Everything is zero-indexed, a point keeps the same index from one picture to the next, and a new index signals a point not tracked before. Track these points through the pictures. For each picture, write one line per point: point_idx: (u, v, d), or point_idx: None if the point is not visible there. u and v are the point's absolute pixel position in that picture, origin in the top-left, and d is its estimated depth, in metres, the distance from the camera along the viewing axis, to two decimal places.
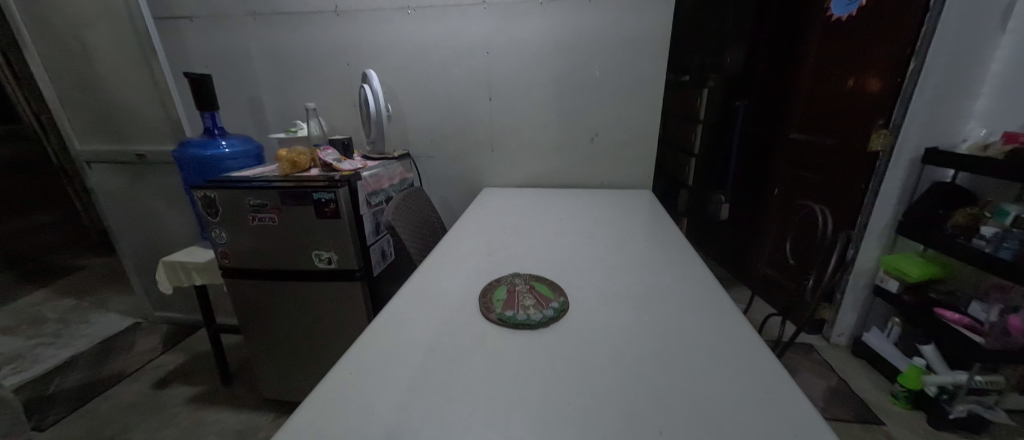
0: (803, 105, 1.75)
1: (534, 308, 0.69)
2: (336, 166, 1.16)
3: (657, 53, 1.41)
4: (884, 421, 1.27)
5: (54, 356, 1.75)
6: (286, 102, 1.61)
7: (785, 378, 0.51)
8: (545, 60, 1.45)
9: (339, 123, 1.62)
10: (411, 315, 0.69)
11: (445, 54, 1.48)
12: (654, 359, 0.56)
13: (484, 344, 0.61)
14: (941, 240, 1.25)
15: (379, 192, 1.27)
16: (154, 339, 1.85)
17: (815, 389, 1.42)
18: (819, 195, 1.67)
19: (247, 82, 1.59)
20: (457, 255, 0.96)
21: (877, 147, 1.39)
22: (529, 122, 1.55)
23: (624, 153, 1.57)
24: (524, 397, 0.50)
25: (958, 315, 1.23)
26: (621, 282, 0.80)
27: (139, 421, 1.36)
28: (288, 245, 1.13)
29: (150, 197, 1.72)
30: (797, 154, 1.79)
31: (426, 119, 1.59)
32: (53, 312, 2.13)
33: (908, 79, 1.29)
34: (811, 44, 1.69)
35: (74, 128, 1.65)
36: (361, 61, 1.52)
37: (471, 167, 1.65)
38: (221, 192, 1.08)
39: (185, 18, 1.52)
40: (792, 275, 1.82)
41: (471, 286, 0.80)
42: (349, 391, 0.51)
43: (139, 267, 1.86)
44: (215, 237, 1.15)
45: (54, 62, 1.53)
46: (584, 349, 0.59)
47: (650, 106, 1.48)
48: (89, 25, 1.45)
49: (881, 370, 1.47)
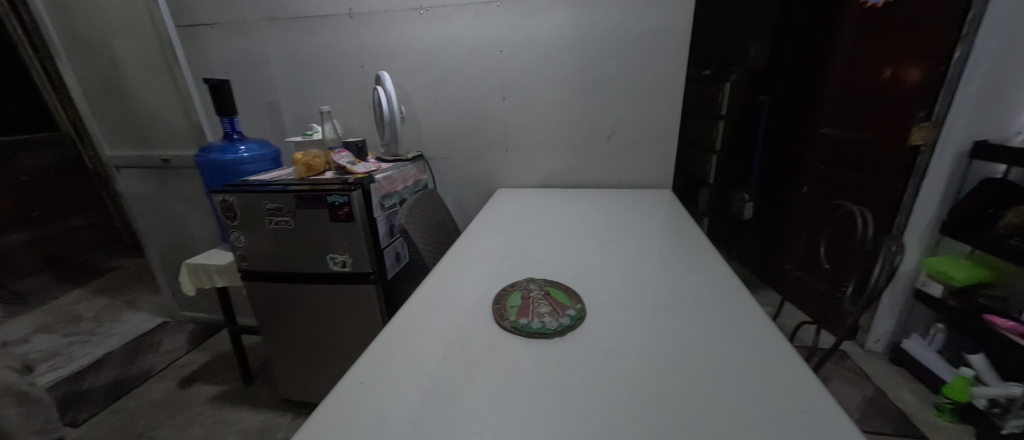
0: (834, 99, 1.65)
1: (549, 316, 0.66)
2: (350, 169, 1.16)
3: (676, 46, 1.35)
4: (927, 435, 1.18)
5: (88, 354, 1.83)
6: (302, 106, 1.62)
7: (824, 397, 0.47)
8: (560, 57, 1.42)
9: (354, 126, 1.63)
10: (424, 323, 0.68)
11: (456, 54, 1.46)
12: (679, 371, 0.53)
13: (500, 354, 0.59)
14: (990, 241, 1.16)
15: (393, 194, 1.26)
16: (180, 338, 1.92)
17: (849, 399, 1.33)
18: (852, 194, 1.57)
19: (265, 87, 1.61)
20: (472, 258, 0.94)
21: (918, 141, 1.30)
22: (544, 120, 1.52)
23: (642, 149, 1.52)
24: (541, 414, 0.47)
25: (1011, 322, 1.12)
26: (642, 287, 0.76)
27: (165, 418, 1.41)
28: (303, 249, 1.14)
29: (175, 201, 1.78)
30: (828, 149, 1.69)
31: (440, 120, 1.58)
32: (88, 311, 2.24)
33: (953, 67, 1.20)
34: (843, 32, 1.60)
35: (104, 135, 1.71)
36: (375, 63, 1.52)
37: (485, 168, 1.63)
38: (239, 197, 1.10)
39: (206, 25, 1.56)
40: (825, 279, 1.72)
41: (485, 292, 0.78)
42: (361, 403, 0.50)
43: (167, 268, 1.94)
44: (234, 239, 1.17)
45: (84, 72, 1.59)
46: (604, 359, 0.56)
47: (669, 101, 1.43)
48: (116, 34, 1.50)
49: (923, 379, 1.38)
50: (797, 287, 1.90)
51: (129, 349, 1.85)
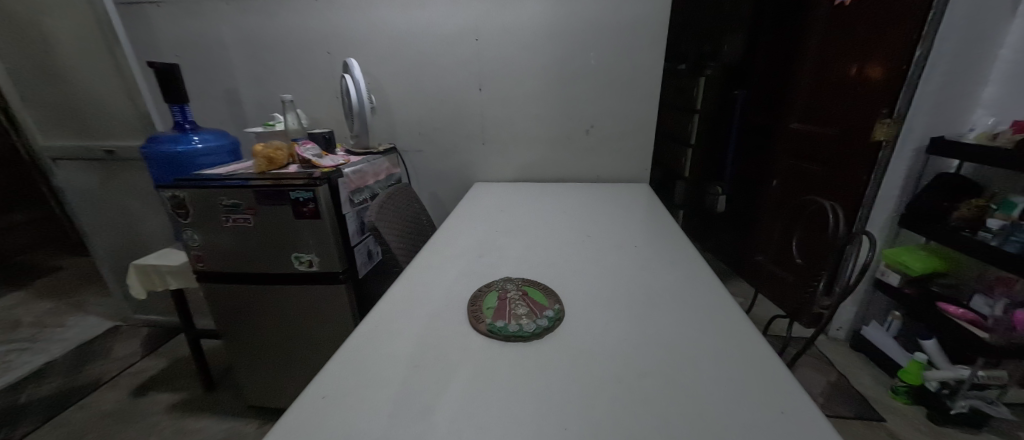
0: (803, 95, 1.70)
1: (527, 318, 0.63)
2: (316, 162, 1.09)
3: (655, 40, 1.34)
4: (884, 417, 1.24)
5: (27, 364, 1.67)
6: (264, 94, 1.52)
7: (801, 396, 0.47)
8: (538, 47, 1.38)
9: (321, 116, 1.54)
10: (395, 327, 0.64)
11: (431, 42, 1.40)
12: (659, 373, 0.52)
13: (476, 358, 0.56)
14: (945, 233, 1.22)
15: (364, 189, 1.19)
16: (134, 343, 1.78)
17: (814, 385, 1.39)
18: (818, 188, 1.62)
19: (220, 72, 1.49)
20: (446, 256, 0.90)
21: (880, 137, 1.33)
22: (522, 113, 1.49)
23: (621, 143, 1.51)
24: (516, 425, 0.44)
25: (961, 310, 1.20)
26: (620, 285, 0.75)
27: (117, 431, 1.31)
28: (265, 248, 1.06)
29: (123, 196, 1.64)
30: (798, 144, 1.74)
31: (414, 111, 1.51)
32: (28, 316, 2.05)
33: (913, 65, 1.23)
34: (813, 29, 1.63)
35: (36, 123, 1.55)
36: (343, 50, 1.43)
37: (462, 161, 1.58)
38: (192, 192, 1.01)
39: (152, 3, 1.41)
40: (793, 269, 1.79)
41: (460, 293, 0.75)
42: (321, 420, 0.46)
43: (116, 269, 1.79)
44: (188, 238, 1.08)
45: (9, 51, 1.43)
46: (583, 362, 0.54)
47: (648, 95, 1.42)
48: (46, 11, 1.35)
49: (881, 364, 1.45)
50: (767, 278, 1.97)
51: (75, 356, 1.71)
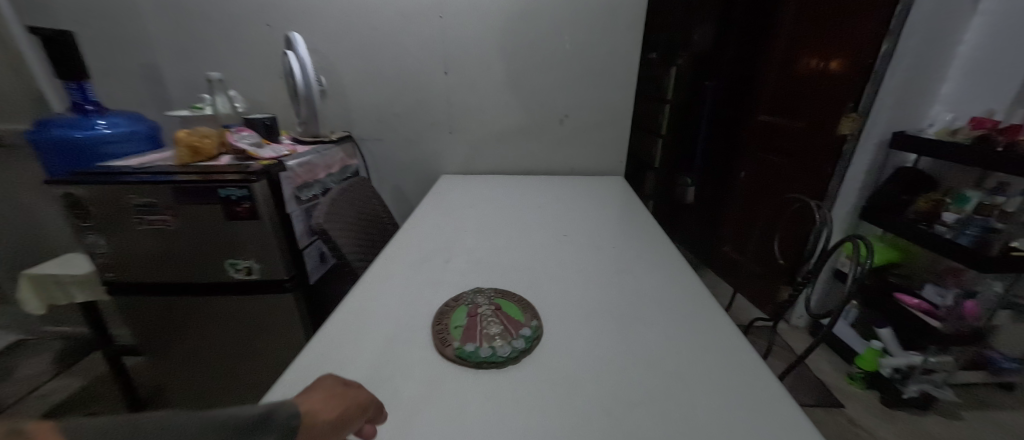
0: (772, 87, 1.71)
1: (501, 339, 0.55)
2: (253, 153, 0.93)
3: (632, 25, 1.27)
4: (843, 403, 1.30)
5: None
6: (191, 71, 1.30)
7: (805, 425, 0.42)
8: (509, 27, 1.27)
9: (262, 99, 1.35)
10: (342, 354, 0.53)
11: (390, 17, 1.25)
12: (650, 402, 0.45)
13: (440, 393, 0.47)
14: (905, 226, 1.29)
15: (314, 184, 1.05)
16: (40, 360, 1.53)
17: (780, 373, 1.43)
18: (785, 180, 1.65)
19: (132, 43, 1.26)
20: (407, 263, 0.80)
21: (845, 131, 1.36)
22: (493, 100, 1.38)
23: (595, 134, 1.45)
24: None
25: (916, 300, 1.29)
26: (602, 294, 0.68)
27: None
28: (192, 255, 0.91)
29: (16, 189, 1.38)
30: (766, 136, 1.76)
31: (372, 95, 1.36)
32: None
33: (880, 59, 1.24)
34: (783, 21, 1.63)
35: None
36: (286, 22, 1.25)
37: (427, 152, 1.46)
38: (92, 190, 0.84)
39: None
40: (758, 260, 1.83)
41: (422, 308, 0.65)
42: None
43: None
44: (92, 244, 0.90)
45: None
46: (565, 393, 0.47)
47: (624, 84, 1.36)
48: None
49: (838, 351, 1.52)
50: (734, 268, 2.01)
51: None
